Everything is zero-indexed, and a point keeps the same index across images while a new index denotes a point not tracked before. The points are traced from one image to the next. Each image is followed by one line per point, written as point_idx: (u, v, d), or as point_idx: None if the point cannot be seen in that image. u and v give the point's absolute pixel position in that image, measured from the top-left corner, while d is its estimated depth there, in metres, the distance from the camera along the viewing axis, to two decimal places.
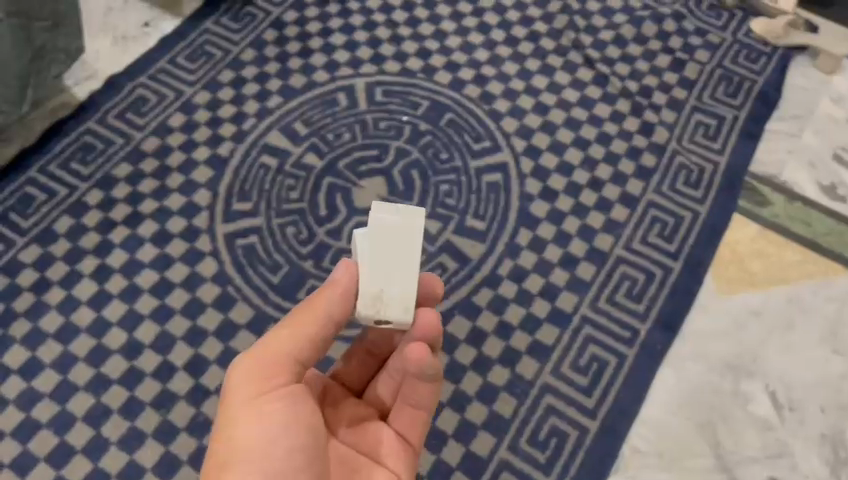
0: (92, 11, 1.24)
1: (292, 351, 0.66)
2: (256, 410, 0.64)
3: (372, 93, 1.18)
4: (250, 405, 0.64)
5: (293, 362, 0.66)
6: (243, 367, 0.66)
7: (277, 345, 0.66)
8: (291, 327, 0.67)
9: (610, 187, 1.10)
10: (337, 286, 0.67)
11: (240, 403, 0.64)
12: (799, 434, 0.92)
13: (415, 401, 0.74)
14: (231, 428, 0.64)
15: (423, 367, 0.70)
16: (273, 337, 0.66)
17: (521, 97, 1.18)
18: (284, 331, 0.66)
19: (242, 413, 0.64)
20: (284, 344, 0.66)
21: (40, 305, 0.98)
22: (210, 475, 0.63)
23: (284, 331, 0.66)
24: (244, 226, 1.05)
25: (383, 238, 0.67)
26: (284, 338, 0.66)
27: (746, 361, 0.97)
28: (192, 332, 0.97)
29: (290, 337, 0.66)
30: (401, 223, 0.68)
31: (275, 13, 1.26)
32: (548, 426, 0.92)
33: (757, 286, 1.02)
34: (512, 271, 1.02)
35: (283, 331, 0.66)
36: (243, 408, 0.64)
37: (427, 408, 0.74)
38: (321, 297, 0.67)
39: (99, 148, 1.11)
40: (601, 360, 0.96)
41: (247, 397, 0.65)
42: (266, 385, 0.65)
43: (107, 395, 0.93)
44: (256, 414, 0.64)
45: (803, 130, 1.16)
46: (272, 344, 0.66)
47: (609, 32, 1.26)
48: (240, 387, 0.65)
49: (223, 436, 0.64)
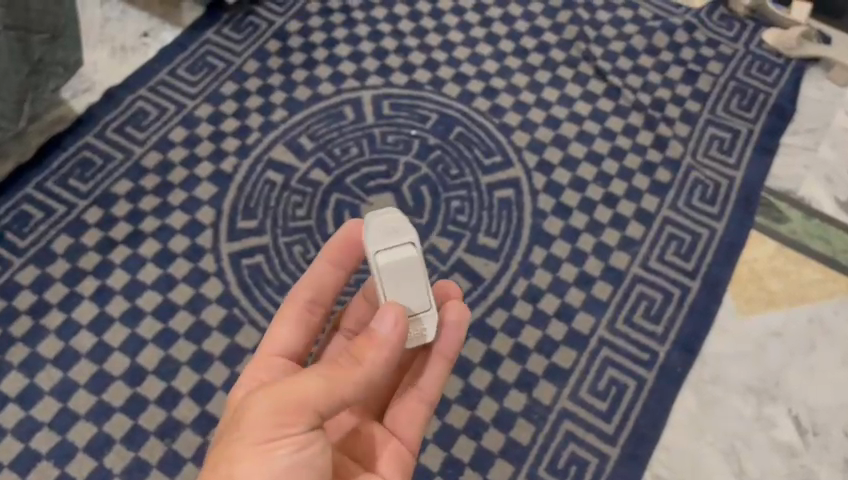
0: (89, 21, 1.21)
1: (322, 402, 0.55)
2: (265, 456, 0.54)
3: (378, 106, 1.15)
4: (259, 449, 0.54)
5: (317, 413, 0.55)
6: (260, 403, 0.55)
7: (307, 392, 0.55)
8: (325, 374, 0.56)
9: (623, 203, 1.08)
10: (384, 342, 0.59)
11: (249, 444, 0.54)
12: (824, 460, 0.90)
13: (423, 385, 0.71)
14: (231, 466, 0.54)
15: (463, 321, 0.72)
16: (302, 379, 0.55)
17: (531, 110, 1.16)
18: (318, 378, 0.56)
19: (248, 455, 0.54)
20: (315, 391, 0.55)
21: (39, 329, 0.95)
22: None
23: (317, 376, 0.56)
24: (250, 245, 1.02)
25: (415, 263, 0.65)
26: (317, 386, 0.55)
27: (769, 385, 0.95)
28: (197, 356, 0.94)
29: (323, 387, 0.55)
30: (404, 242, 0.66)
31: (277, 23, 1.23)
32: (567, 453, 0.90)
33: (777, 306, 1.00)
34: (527, 291, 1.00)
35: (318, 378, 0.55)
36: (252, 450, 0.54)
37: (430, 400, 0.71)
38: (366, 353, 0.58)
39: (98, 164, 1.07)
40: (619, 384, 0.94)
41: (257, 439, 0.54)
42: (282, 431, 0.54)
43: (110, 424, 0.90)
44: (264, 461, 0.54)
45: (818, 145, 1.14)
46: (300, 388, 0.55)
47: (620, 43, 1.24)
48: (253, 427, 0.54)
49: (221, 471, 0.54)
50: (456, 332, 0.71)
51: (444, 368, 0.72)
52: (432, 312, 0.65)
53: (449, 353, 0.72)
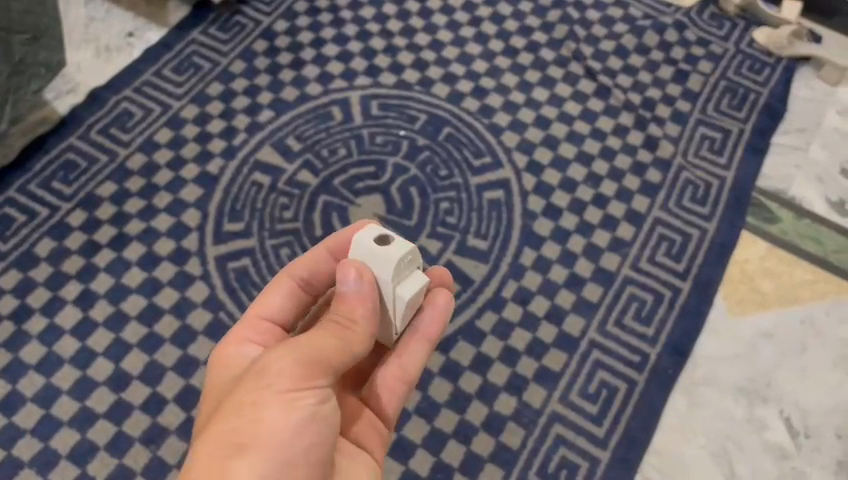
0: (73, 20, 1.19)
1: (338, 358, 0.55)
2: (291, 404, 0.52)
3: (367, 107, 1.13)
4: (286, 396, 0.52)
5: (334, 370, 0.55)
6: (284, 354, 0.53)
7: (326, 347, 0.55)
8: (337, 334, 0.56)
9: (614, 204, 1.07)
10: (365, 298, 0.60)
11: (275, 390, 0.51)
12: (817, 462, 0.89)
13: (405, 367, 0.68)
14: (255, 412, 0.51)
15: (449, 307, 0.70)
16: (317, 337, 0.55)
17: (521, 110, 1.15)
18: (329, 336, 0.56)
19: (275, 401, 0.51)
20: (330, 345, 0.55)
21: (21, 335, 0.93)
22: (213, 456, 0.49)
23: (330, 334, 0.56)
24: (236, 248, 1.00)
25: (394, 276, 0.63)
26: (332, 342, 0.55)
27: (761, 386, 0.94)
28: (182, 361, 0.93)
29: (337, 344, 0.55)
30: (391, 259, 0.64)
31: (264, 22, 1.21)
32: (557, 458, 0.89)
33: (768, 307, 0.99)
34: (517, 293, 0.99)
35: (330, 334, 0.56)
36: (278, 396, 0.51)
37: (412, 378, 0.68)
38: (359, 312, 0.59)
39: (81, 166, 1.05)
40: (610, 386, 0.93)
41: (284, 387, 0.52)
42: (307, 382, 0.53)
43: (93, 430, 0.88)
44: (290, 410, 0.51)
45: (809, 144, 1.14)
46: (319, 343, 0.55)
47: (610, 43, 1.23)
48: (280, 374, 0.52)
49: (242, 419, 0.51)
50: (443, 317, 0.69)
51: (426, 351, 0.69)
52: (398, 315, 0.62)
53: (432, 336, 0.69)
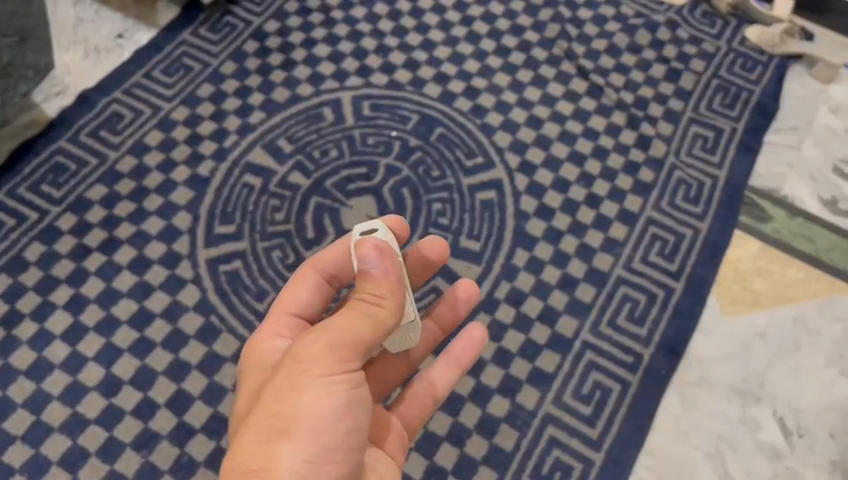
0: (61, 21, 1.18)
1: (370, 337, 0.56)
2: (327, 388, 0.54)
3: (358, 108, 1.13)
4: (323, 380, 0.54)
5: (365, 349, 0.57)
6: (318, 340, 0.55)
7: (357, 328, 0.56)
8: (368, 312, 0.56)
9: (606, 204, 1.06)
10: (386, 273, 0.58)
11: (312, 375, 0.54)
12: (809, 462, 0.89)
13: (434, 383, 0.74)
14: (296, 398, 0.53)
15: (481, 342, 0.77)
16: (349, 317, 0.56)
17: (513, 110, 1.14)
18: (360, 314, 0.56)
19: (313, 385, 0.54)
20: (362, 326, 0.56)
21: (11, 340, 0.93)
22: (261, 445, 0.53)
23: (361, 312, 0.56)
24: (227, 251, 1.00)
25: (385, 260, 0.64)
26: (364, 321, 0.56)
27: (755, 386, 0.94)
28: (174, 365, 0.92)
29: (369, 323, 0.56)
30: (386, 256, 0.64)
31: (255, 23, 1.21)
32: (551, 459, 0.88)
33: (761, 307, 0.99)
34: (510, 294, 0.98)
35: (360, 314, 0.56)
36: (315, 381, 0.54)
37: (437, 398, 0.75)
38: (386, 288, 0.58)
39: (71, 169, 1.04)
40: (604, 387, 0.93)
41: (320, 371, 0.54)
42: (340, 365, 0.55)
43: (84, 436, 0.88)
44: (327, 394, 0.54)
45: (802, 142, 1.13)
46: (350, 324, 0.55)
47: (602, 41, 1.23)
48: (315, 360, 0.54)
49: (284, 405, 0.54)
50: (475, 348, 0.76)
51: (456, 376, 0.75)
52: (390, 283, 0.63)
53: (465, 364, 0.76)
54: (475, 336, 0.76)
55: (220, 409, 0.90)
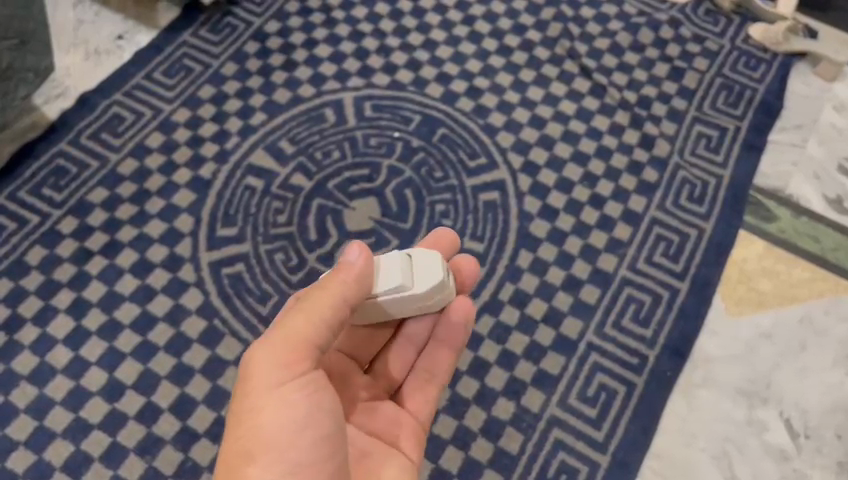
0: (61, 23, 1.17)
1: (314, 335, 0.57)
2: (280, 400, 0.56)
3: (360, 109, 1.12)
4: (273, 394, 0.56)
5: (316, 347, 0.57)
6: (262, 355, 0.56)
7: (299, 330, 0.57)
8: (306, 309, 0.57)
9: (610, 204, 1.06)
10: (358, 266, 0.61)
11: (263, 391, 0.56)
12: (817, 463, 0.89)
13: (433, 373, 0.73)
14: (253, 419, 0.56)
15: (470, 318, 0.74)
16: (290, 321, 0.57)
17: (515, 110, 1.14)
18: (299, 313, 0.57)
19: (266, 402, 0.56)
20: (303, 329, 0.57)
21: (13, 345, 0.92)
22: (231, 469, 0.55)
23: (300, 313, 0.57)
24: (229, 253, 0.99)
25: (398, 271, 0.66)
26: (302, 320, 0.57)
27: (760, 386, 0.93)
28: (178, 369, 0.92)
29: (307, 320, 0.57)
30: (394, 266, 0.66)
31: (256, 23, 1.20)
32: (557, 462, 0.88)
33: (767, 307, 0.99)
34: (514, 296, 0.98)
35: (300, 313, 0.57)
36: (267, 396, 0.56)
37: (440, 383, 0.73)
38: (339, 279, 0.60)
39: (72, 172, 1.04)
40: (609, 389, 0.93)
41: (270, 385, 0.56)
42: (289, 373, 0.56)
43: (88, 441, 0.87)
44: (282, 407, 0.56)
45: (806, 141, 1.13)
46: (290, 328, 0.57)
47: (605, 40, 1.22)
48: (261, 376, 0.56)
49: (244, 428, 0.56)
50: (464, 326, 0.74)
51: (451, 355, 0.74)
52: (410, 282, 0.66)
53: (456, 342, 0.74)
54: (459, 315, 0.74)
55: (223, 413, 0.90)
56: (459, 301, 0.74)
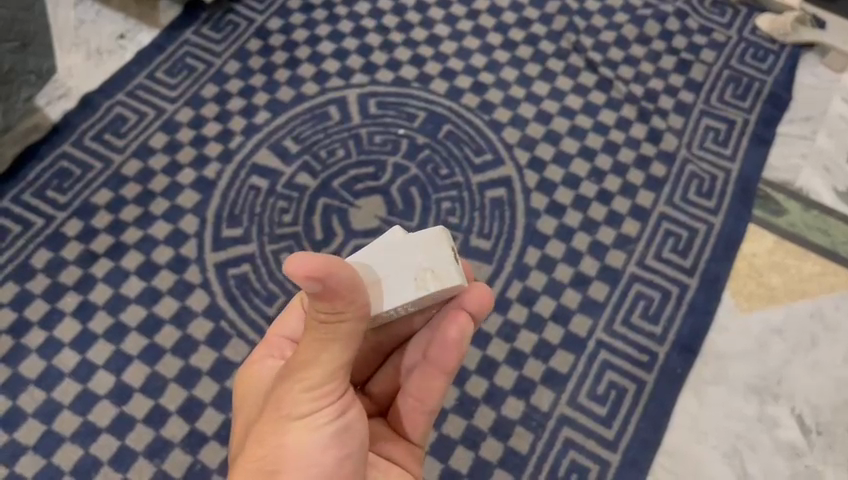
0: (62, 23, 1.16)
1: (344, 361, 0.54)
2: (309, 426, 0.55)
3: (365, 106, 1.11)
4: (303, 419, 0.55)
5: (345, 373, 0.55)
6: (293, 381, 0.55)
7: (329, 359, 0.53)
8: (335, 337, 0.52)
9: (618, 199, 1.05)
10: (339, 289, 0.49)
11: (291, 417, 0.55)
12: (828, 460, 0.89)
13: (420, 398, 0.66)
14: (279, 442, 0.55)
15: (462, 339, 0.63)
16: (321, 351, 0.53)
17: (521, 105, 1.12)
18: (329, 343, 0.53)
19: (294, 427, 0.55)
20: (334, 357, 0.53)
21: (21, 348, 0.92)
22: None
23: (329, 342, 0.53)
24: (235, 254, 0.99)
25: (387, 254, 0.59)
26: (334, 350, 0.53)
27: (771, 383, 0.93)
28: (185, 372, 0.92)
29: (340, 348, 0.53)
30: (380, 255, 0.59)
31: (258, 21, 1.19)
32: (567, 462, 0.88)
33: (777, 301, 0.98)
34: (522, 293, 0.97)
35: (329, 341, 0.53)
36: (295, 421, 0.55)
37: (430, 407, 0.66)
38: (340, 303, 0.50)
39: (76, 174, 1.03)
40: (619, 387, 0.92)
41: (300, 412, 0.55)
42: (319, 402, 0.55)
43: (97, 445, 0.87)
44: (310, 432, 0.55)
45: (816, 133, 1.12)
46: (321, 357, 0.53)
47: (610, 33, 1.21)
48: (293, 402, 0.55)
49: (267, 448, 0.55)
50: (456, 348, 0.64)
51: (444, 381, 0.65)
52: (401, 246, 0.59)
53: (448, 367, 0.64)
54: (451, 337, 0.63)
55: (232, 415, 0.89)
56: (452, 319, 0.63)
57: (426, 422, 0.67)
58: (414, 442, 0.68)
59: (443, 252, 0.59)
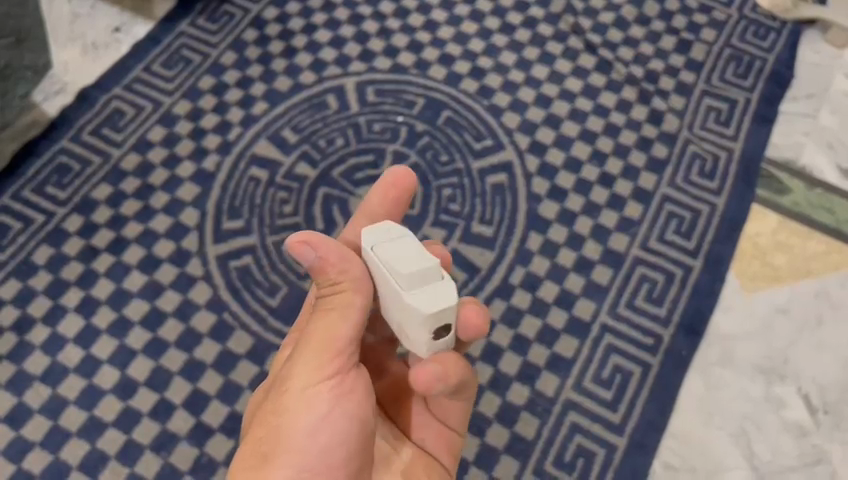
0: (57, 17, 1.16)
1: (341, 338, 0.58)
2: (304, 403, 0.57)
3: (363, 94, 1.10)
4: (300, 397, 0.57)
5: (346, 351, 0.58)
6: (296, 358, 0.58)
7: (327, 333, 0.58)
8: (332, 307, 0.58)
9: (620, 182, 1.04)
10: (325, 259, 0.57)
11: (289, 394, 0.58)
12: (835, 438, 0.88)
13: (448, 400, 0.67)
14: (277, 420, 0.57)
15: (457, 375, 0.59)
16: (318, 325, 0.59)
17: (520, 89, 1.12)
18: (327, 315, 0.58)
19: (291, 405, 0.57)
20: (333, 329, 0.58)
21: (24, 346, 0.92)
22: (249, 465, 0.57)
23: (327, 314, 0.58)
24: (237, 246, 0.98)
25: (385, 278, 0.56)
26: (330, 322, 0.58)
27: (777, 362, 0.93)
28: (188, 366, 0.92)
29: (336, 319, 0.58)
30: (383, 268, 0.56)
31: (254, 10, 1.18)
32: (573, 446, 0.88)
33: (783, 280, 0.98)
34: (525, 279, 0.97)
35: (329, 313, 0.58)
36: (292, 400, 0.57)
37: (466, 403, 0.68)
38: (332, 272, 0.58)
39: (74, 169, 1.03)
40: (624, 371, 0.92)
41: (299, 388, 0.57)
42: (317, 377, 0.57)
43: (103, 439, 0.87)
44: (304, 409, 0.57)
45: (818, 111, 1.11)
46: (320, 330, 0.58)
47: (609, 14, 1.20)
48: (293, 378, 0.58)
49: (267, 429, 0.58)
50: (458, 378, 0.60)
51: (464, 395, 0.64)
52: (397, 290, 0.55)
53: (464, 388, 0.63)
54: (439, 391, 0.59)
55: (238, 408, 0.90)
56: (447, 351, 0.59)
57: (462, 411, 0.69)
58: (449, 428, 0.70)
59: (423, 330, 0.55)
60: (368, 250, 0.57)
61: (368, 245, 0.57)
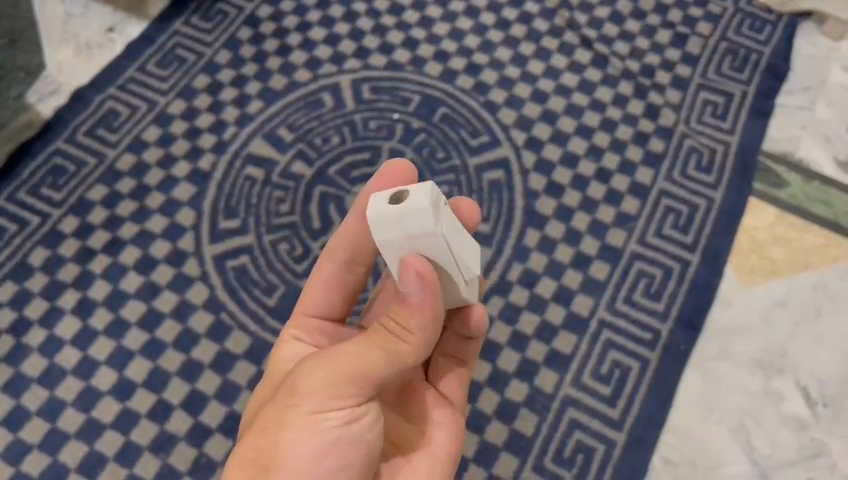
0: (50, 18, 1.15)
1: (379, 376, 0.57)
2: (314, 426, 0.56)
3: (359, 92, 1.10)
4: (311, 418, 0.56)
5: (373, 385, 0.57)
6: (316, 374, 0.57)
7: (362, 363, 0.57)
8: (384, 347, 0.57)
9: (617, 177, 1.04)
10: (420, 299, 0.56)
11: (300, 412, 0.56)
12: (835, 432, 0.88)
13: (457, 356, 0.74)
14: (280, 434, 0.56)
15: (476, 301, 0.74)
16: (352, 350, 0.57)
17: (517, 85, 1.11)
18: (376, 350, 0.57)
19: (300, 424, 0.56)
20: (374, 365, 0.57)
21: (21, 348, 0.91)
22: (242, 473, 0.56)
23: (372, 348, 0.57)
24: (233, 246, 0.98)
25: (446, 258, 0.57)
26: (376, 362, 0.57)
27: (776, 357, 0.92)
28: (186, 366, 0.91)
29: (384, 362, 0.57)
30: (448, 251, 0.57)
31: (248, 9, 1.18)
32: (572, 442, 0.88)
33: (780, 272, 0.98)
34: (523, 275, 0.97)
35: (381, 351, 0.57)
36: (301, 418, 0.56)
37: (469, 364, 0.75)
38: (413, 318, 0.57)
39: (70, 170, 1.02)
40: (623, 367, 0.92)
41: (313, 410, 0.56)
42: (335, 404, 0.56)
43: (102, 441, 0.87)
44: (313, 432, 0.56)
45: (815, 103, 1.10)
46: (351, 358, 0.57)
47: (605, 9, 1.19)
48: (308, 396, 0.56)
49: (268, 440, 0.56)
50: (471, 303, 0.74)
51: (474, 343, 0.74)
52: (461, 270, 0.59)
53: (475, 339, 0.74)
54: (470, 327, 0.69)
55: (236, 408, 0.89)
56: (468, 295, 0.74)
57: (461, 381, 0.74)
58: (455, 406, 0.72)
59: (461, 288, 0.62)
60: (438, 237, 0.55)
61: (439, 232, 0.55)
